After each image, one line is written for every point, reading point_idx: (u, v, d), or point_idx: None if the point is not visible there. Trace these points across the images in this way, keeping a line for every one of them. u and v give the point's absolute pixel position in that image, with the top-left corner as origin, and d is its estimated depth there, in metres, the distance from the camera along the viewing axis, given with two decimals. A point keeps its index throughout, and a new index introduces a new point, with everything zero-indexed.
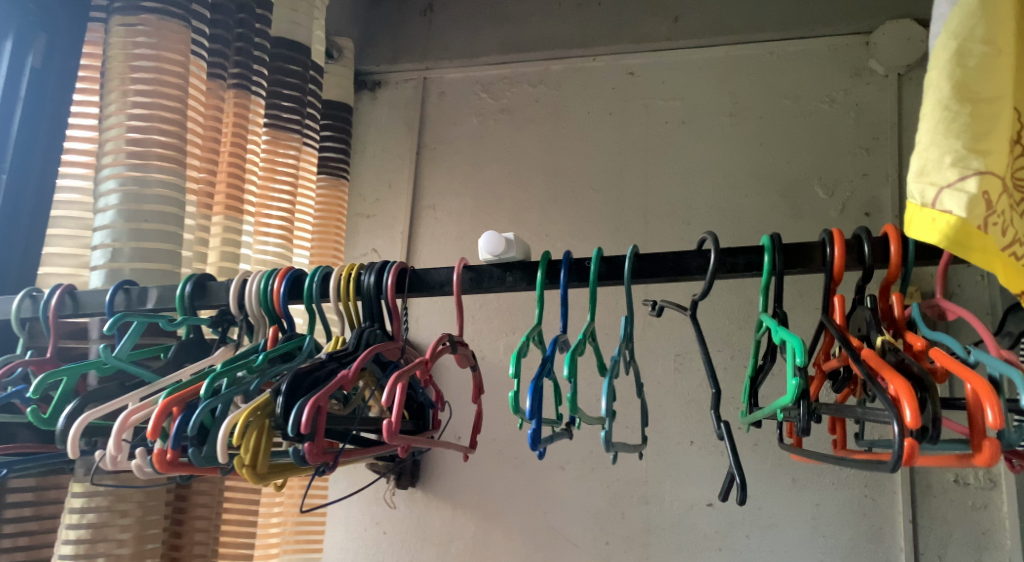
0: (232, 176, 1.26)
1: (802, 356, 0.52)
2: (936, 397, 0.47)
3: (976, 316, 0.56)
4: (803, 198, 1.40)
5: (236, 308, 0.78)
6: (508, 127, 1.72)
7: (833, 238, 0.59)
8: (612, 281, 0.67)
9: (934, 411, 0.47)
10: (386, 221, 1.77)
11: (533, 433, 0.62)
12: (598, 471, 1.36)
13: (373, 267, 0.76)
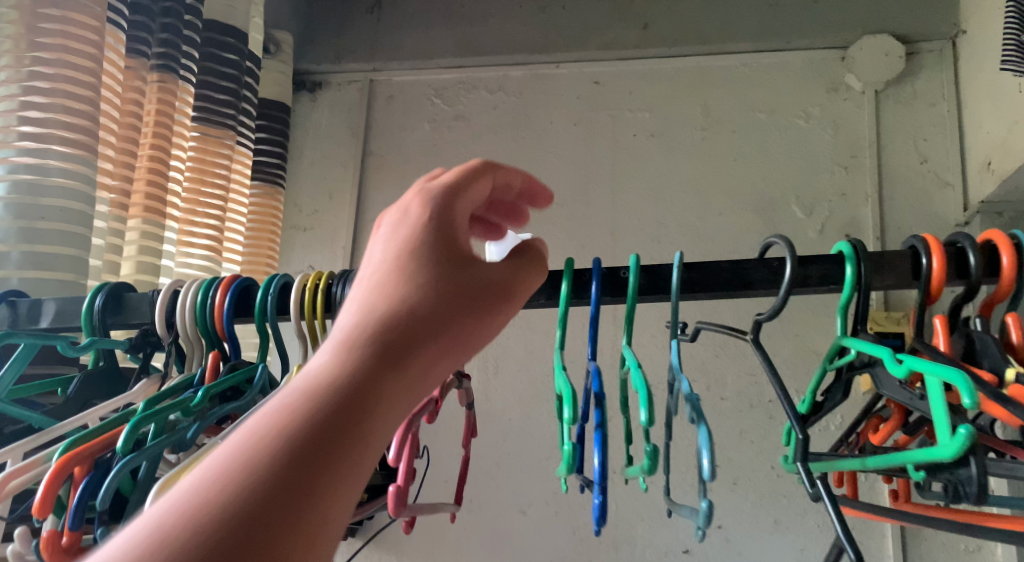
0: (155, 172, 1.06)
1: (972, 397, 0.38)
2: None
3: None
4: (780, 217, 1.33)
5: (163, 328, 0.61)
6: (463, 135, 1.58)
7: (929, 246, 0.49)
8: (653, 297, 0.55)
9: None
10: (325, 235, 1.59)
11: (598, 505, 0.44)
12: (562, 514, 1.22)
13: (346, 276, 0.60)
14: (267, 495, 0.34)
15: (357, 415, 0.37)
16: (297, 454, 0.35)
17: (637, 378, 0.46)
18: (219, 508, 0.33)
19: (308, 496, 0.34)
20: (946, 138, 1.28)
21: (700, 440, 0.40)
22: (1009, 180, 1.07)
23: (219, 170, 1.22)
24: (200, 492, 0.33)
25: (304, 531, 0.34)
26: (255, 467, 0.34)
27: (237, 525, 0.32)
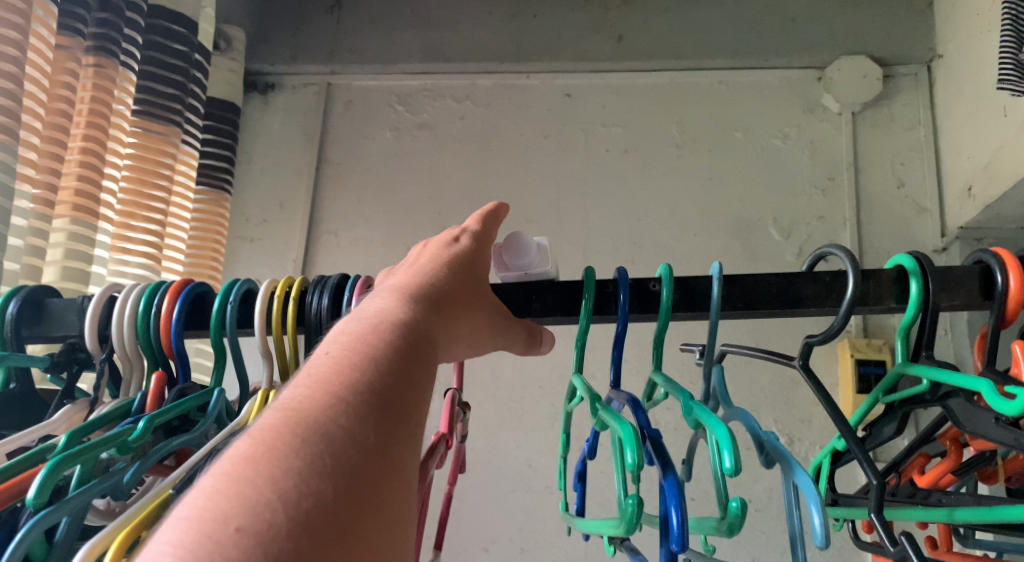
0: (89, 166, 0.93)
1: None
2: None
3: None
4: (757, 239, 1.29)
5: (93, 341, 0.50)
6: (427, 145, 1.50)
7: (1005, 262, 0.43)
8: (689, 313, 0.48)
9: None
10: (275, 247, 1.46)
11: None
12: (528, 552, 1.13)
13: (321, 283, 0.50)
14: (394, 378, 0.38)
15: (434, 336, 0.43)
16: (406, 350, 0.40)
17: (699, 409, 0.37)
18: (363, 387, 0.36)
19: (419, 387, 0.39)
20: (922, 164, 1.27)
21: (803, 489, 0.34)
22: (991, 206, 1.07)
23: (163, 171, 1.10)
24: (339, 375, 0.36)
25: (422, 413, 0.39)
26: (377, 357, 0.38)
27: (384, 400, 0.36)
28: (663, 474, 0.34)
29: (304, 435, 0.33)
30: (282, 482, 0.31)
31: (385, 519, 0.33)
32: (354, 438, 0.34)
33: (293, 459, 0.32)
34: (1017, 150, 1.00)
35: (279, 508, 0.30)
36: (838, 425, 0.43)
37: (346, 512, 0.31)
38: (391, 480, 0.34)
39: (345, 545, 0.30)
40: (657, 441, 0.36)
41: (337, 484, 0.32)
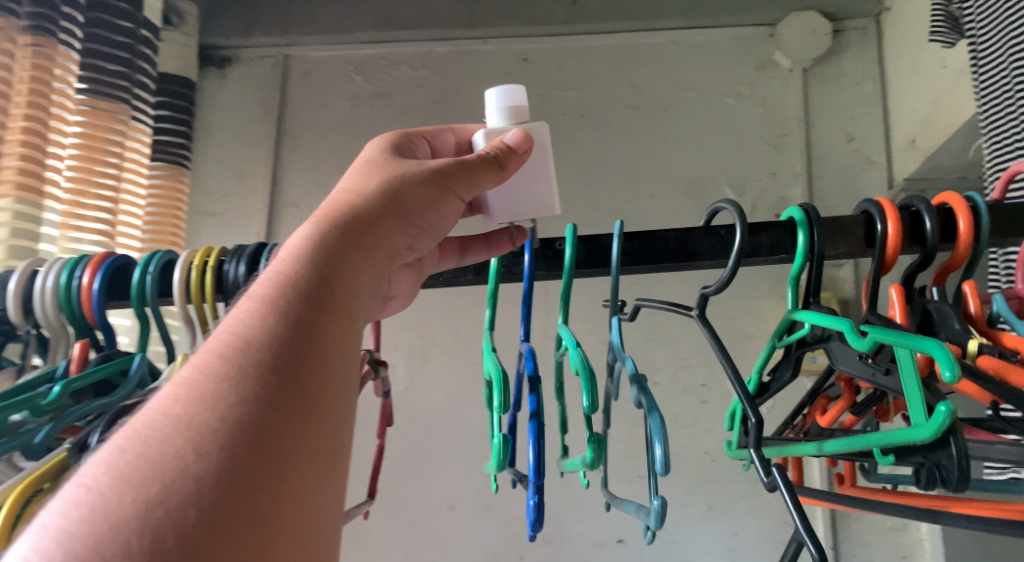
0: (30, 147, 0.92)
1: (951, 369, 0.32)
2: None
3: None
4: (710, 198, 1.31)
5: (17, 314, 0.52)
6: (384, 114, 1.49)
7: (884, 210, 0.45)
8: (594, 269, 0.50)
9: None
10: (237, 221, 1.46)
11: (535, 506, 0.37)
12: (492, 508, 1.17)
13: (240, 251, 0.52)
14: (257, 359, 0.36)
15: (322, 310, 0.39)
16: (277, 318, 0.38)
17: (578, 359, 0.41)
18: (212, 379, 0.35)
19: (300, 361, 0.37)
20: (870, 117, 1.29)
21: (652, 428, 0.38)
22: (931, 156, 1.09)
23: (113, 150, 1.08)
24: (188, 370, 0.35)
25: (302, 402, 0.36)
26: (237, 338, 0.36)
27: (235, 385, 0.35)
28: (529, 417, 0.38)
29: (147, 467, 0.32)
30: (97, 499, 0.31)
31: (239, 514, 0.32)
32: (190, 438, 0.33)
33: (110, 475, 0.31)
34: (953, 102, 1.01)
35: (90, 527, 0.30)
36: (727, 368, 0.46)
37: (194, 543, 0.30)
38: (246, 471, 0.33)
39: (189, 544, 0.30)
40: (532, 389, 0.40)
41: (157, 494, 0.31)
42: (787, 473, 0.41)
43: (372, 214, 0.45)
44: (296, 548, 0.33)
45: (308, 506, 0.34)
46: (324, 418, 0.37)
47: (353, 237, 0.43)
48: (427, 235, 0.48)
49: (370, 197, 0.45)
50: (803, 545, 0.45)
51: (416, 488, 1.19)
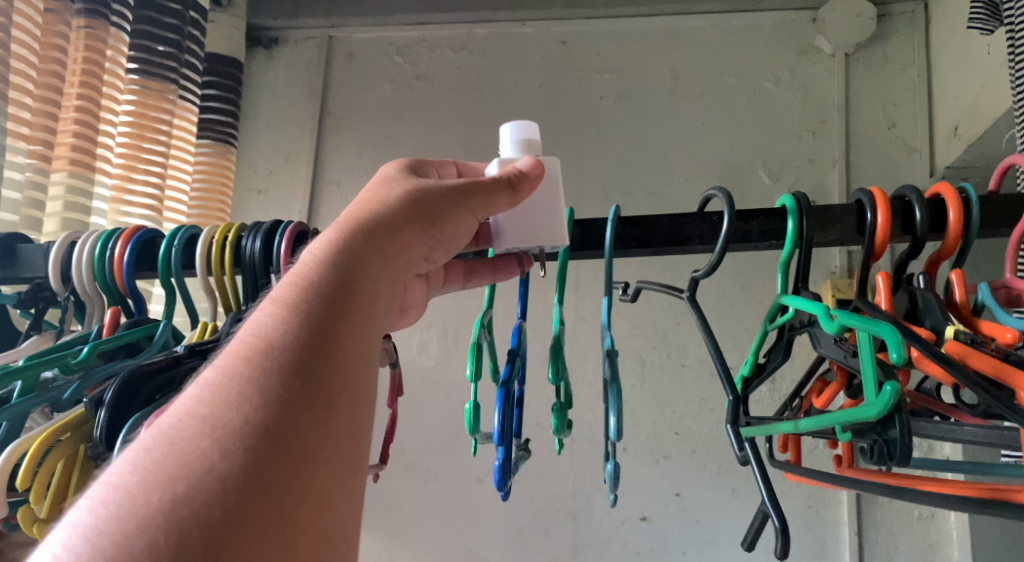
0: (83, 124, 0.99)
1: (899, 351, 0.36)
2: None
3: None
4: (747, 183, 1.23)
5: (57, 282, 0.60)
6: (426, 95, 1.39)
7: (875, 199, 0.47)
8: (588, 252, 0.56)
9: None
10: (282, 198, 1.39)
11: (499, 463, 0.46)
12: (522, 480, 1.10)
13: (257, 229, 0.60)
14: (281, 359, 0.36)
15: (344, 315, 0.40)
16: (302, 320, 0.38)
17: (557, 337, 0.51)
18: (236, 379, 0.35)
19: (322, 362, 0.37)
20: (915, 104, 1.23)
21: (609, 399, 0.49)
22: (975, 145, 1.05)
23: (162, 127, 1.13)
24: (212, 373, 0.35)
25: (324, 406, 0.36)
26: (262, 340, 0.37)
27: (260, 385, 0.35)
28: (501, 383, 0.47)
29: (173, 469, 0.31)
30: (122, 498, 0.31)
31: (263, 513, 0.32)
32: (215, 438, 0.33)
33: (137, 474, 0.31)
34: (994, 90, 0.98)
35: (116, 527, 0.30)
36: (710, 347, 0.48)
37: (221, 547, 0.30)
38: (270, 469, 0.33)
39: (217, 547, 0.30)
40: (512, 360, 0.49)
41: (183, 493, 0.31)
42: (758, 447, 0.44)
43: (396, 223, 0.47)
44: (319, 548, 0.33)
45: (330, 506, 0.34)
46: (344, 420, 0.37)
47: (377, 246, 0.45)
48: (445, 244, 0.50)
49: (393, 204, 0.48)
50: (765, 521, 0.50)
51: (438, 465, 1.12)
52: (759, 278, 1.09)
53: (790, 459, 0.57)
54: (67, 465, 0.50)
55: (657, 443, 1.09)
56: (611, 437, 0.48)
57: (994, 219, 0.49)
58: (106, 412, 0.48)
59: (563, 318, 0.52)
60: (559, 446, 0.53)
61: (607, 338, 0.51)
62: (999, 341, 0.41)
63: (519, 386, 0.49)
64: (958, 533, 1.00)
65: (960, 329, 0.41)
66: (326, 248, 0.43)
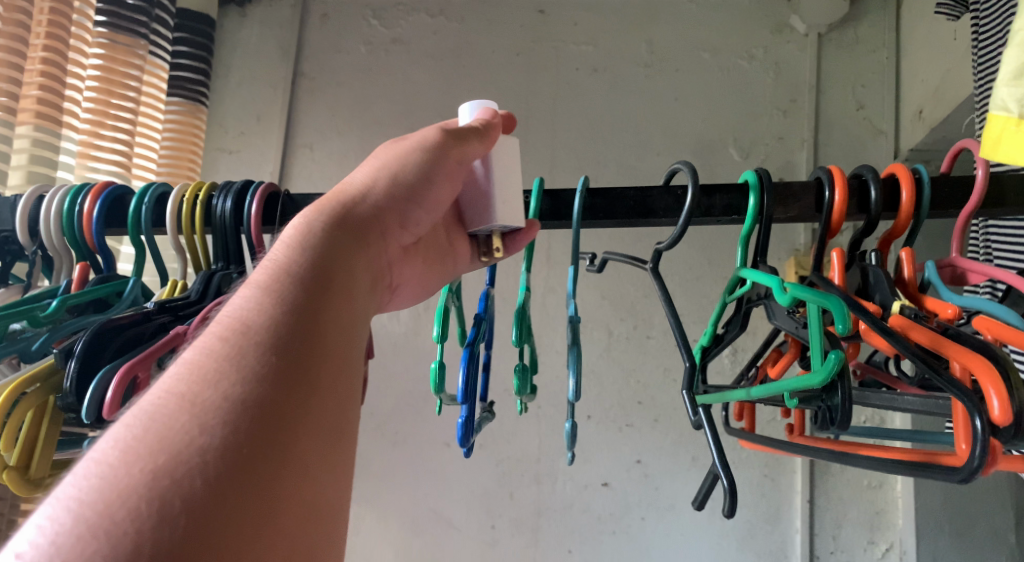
0: (49, 77, 0.96)
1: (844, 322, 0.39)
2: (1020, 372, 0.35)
3: (1006, 271, 0.45)
4: (718, 160, 1.25)
5: (25, 236, 0.60)
6: (402, 60, 1.36)
7: (834, 179, 0.49)
8: (554, 221, 0.57)
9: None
10: (252, 160, 1.34)
11: (462, 421, 0.48)
12: (487, 446, 1.12)
13: (228, 189, 0.60)
14: (259, 338, 0.37)
15: (322, 296, 0.41)
16: (279, 302, 0.39)
17: (523, 300, 0.52)
18: (214, 358, 0.36)
19: (301, 340, 0.38)
20: (882, 86, 1.25)
21: (570, 363, 0.51)
22: (938, 128, 1.08)
23: (130, 84, 1.11)
24: (192, 352, 0.36)
25: (303, 380, 0.37)
26: (239, 321, 0.38)
27: (237, 363, 0.36)
28: (466, 345, 0.48)
29: (153, 442, 0.32)
30: (103, 472, 0.31)
31: (243, 481, 0.32)
32: (194, 413, 0.33)
33: (118, 449, 0.32)
34: (958, 75, 1.00)
35: (98, 498, 0.30)
36: (670, 318, 0.50)
37: (201, 515, 0.31)
38: (249, 442, 0.33)
39: (196, 515, 0.31)
40: (479, 323, 0.50)
41: (163, 465, 0.31)
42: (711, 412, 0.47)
43: (370, 205, 0.48)
44: (300, 517, 0.33)
45: (310, 476, 0.35)
46: (325, 394, 0.37)
47: (350, 226, 0.46)
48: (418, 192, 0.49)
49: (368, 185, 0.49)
50: (716, 482, 0.52)
51: (407, 429, 1.14)
52: (726, 254, 1.11)
53: (743, 426, 0.60)
54: (38, 412, 0.51)
55: (621, 412, 1.11)
56: (568, 398, 0.50)
57: (945, 200, 0.51)
58: (77, 362, 0.48)
59: (529, 281, 0.53)
60: (521, 408, 0.56)
61: (570, 306, 0.53)
62: (940, 316, 0.43)
63: (485, 348, 0.50)
64: (903, 502, 1.05)
65: (905, 305, 0.43)
66: (302, 233, 0.44)
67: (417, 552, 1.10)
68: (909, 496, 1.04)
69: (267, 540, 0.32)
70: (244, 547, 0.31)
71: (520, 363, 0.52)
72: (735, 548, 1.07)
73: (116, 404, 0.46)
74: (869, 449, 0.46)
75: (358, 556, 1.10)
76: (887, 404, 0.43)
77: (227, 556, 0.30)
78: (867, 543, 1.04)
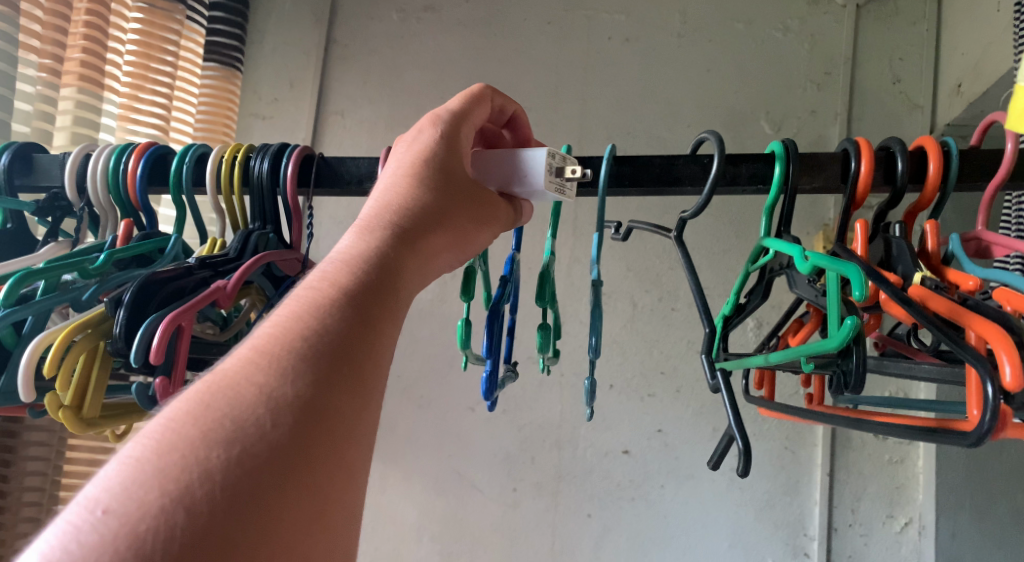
0: (91, 40, 0.98)
1: (861, 290, 0.40)
2: None
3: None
4: (749, 132, 1.23)
5: (73, 193, 0.63)
6: (433, 28, 1.35)
7: (861, 150, 0.49)
8: (580, 188, 0.58)
9: None
10: (285, 125, 1.36)
11: (486, 375, 0.50)
12: (510, 411, 1.15)
13: (265, 151, 0.62)
14: (331, 342, 0.39)
15: (383, 307, 0.42)
16: (351, 306, 0.41)
17: (547, 262, 0.53)
18: (290, 354, 0.38)
19: (365, 349, 0.40)
20: (922, 59, 1.21)
21: (590, 325, 0.53)
22: (975, 103, 1.05)
23: (168, 50, 1.13)
24: (269, 342, 0.38)
25: (361, 394, 0.39)
26: (315, 320, 0.39)
27: (310, 364, 0.38)
28: (492, 306, 0.50)
29: (231, 429, 0.34)
30: (183, 448, 0.33)
31: (302, 480, 0.34)
32: (269, 407, 0.35)
33: (198, 427, 0.34)
34: (999, 49, 0.97)
35: (177, 474, 0.32)
36: (690, 287, 0.51)
37: (266, 505, 0.33)
38: (313, 443, 0.35)
39: (263, 504, 0.33)
40: (506, 284, 0.52)
41: (238, 453, 0.34)
42: (728, 376, 0.48)
43: (432, 212, 0.48)
44: (342, 518, 0.36)
45: (353, 480, 0.37)
46: (375, 403, 0.40)
47: (415, 234, 0.47)
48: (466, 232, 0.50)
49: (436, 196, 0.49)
50: (731, 444, 0.54)
51: (432, 392, 1.17)
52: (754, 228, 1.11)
53: (763, 394, 0.61)
54: (89, 356, 0.54)
55: (643, 381, 1.13)
56: (588, 356, 0.53)
57: (972, 173, 0.51)
58: (125, 311, 0.51)
59: (555, 246, 0.54)
60: (543, 367, 0.58)
61: (593, 271, 0.54)
62: (961, 288, 0.44)
63: (508, 309, 0.52)
64: (924, 477, 1.05)
65: (927, 276, 0.43)
66: (369, 237, 0.45)
67: (439, 510, 1.14)
68: (930, 471, 1.04)
69: (314, 535, 0.34)
70: (298, 539, 0.34)
71: (543, 324, 0.54)
72: (754, 518, 1.08)
73: (162, 351, 0.49)
74: (886, 418, 0.46)
75: (384, 512, 1.15)
76: (904, 374, 0.44)
77: (280, 547, 0.33)
78: (885, 517, 1.05)
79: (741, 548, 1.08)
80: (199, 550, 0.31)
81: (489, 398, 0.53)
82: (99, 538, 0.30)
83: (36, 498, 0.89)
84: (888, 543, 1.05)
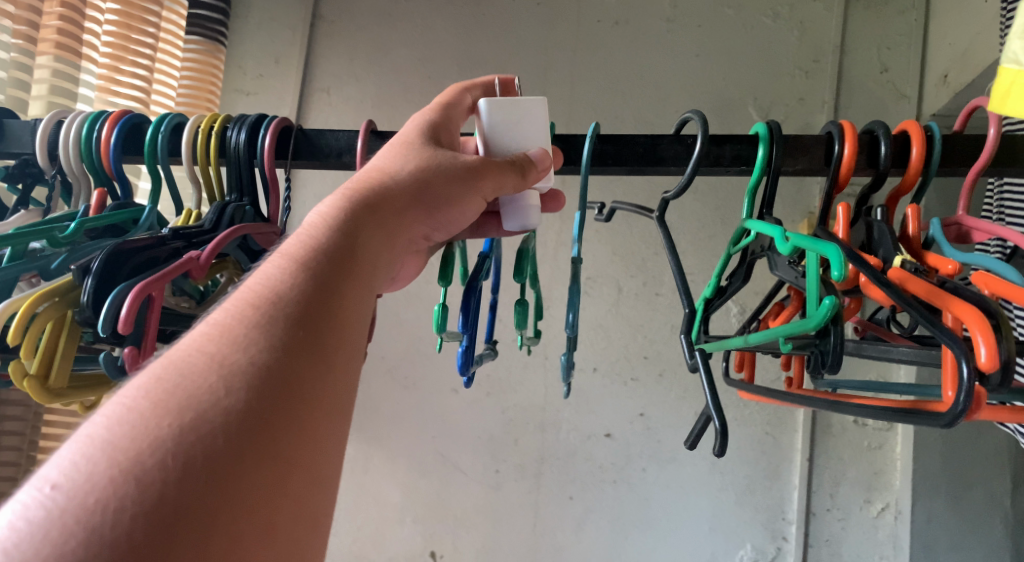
0: (70, 8, 0.95)
1: (839, 270, 0.40)
2: (1012, 329, 0.36)
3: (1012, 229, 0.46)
4: (737, 118, 1.23)
5: (44, 159, 0.62)
6: (421, 5, 1.33)
7: (844, 133, 0.49)
8: (564, 166, 0.58)
9: (1011, 349, 0.37)
10: (271, 102, 1.33)
11: (463, 349, 0.50)
12: (494, 394, 1.15)
13: (242, 122, 0.61)
14: (287, 311, 0.38)
15: (342, 276, 0.42)
16: (307, 275, 0.41)
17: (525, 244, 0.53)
18: (244, 324, 0.37)
19: (323, 316, 0.39)
20: (910, 49, 1.21)
21: (569, 302, 0.53)
22: (962, 93, 1.05)
23: (149, 23, 1.10)
24: (222, 315, 0.38)
25: (320, 358, 0.38)
26: (269, 290, 0.39)
27: (265, 332, 0.37)
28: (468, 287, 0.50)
29: (182, 400, 0.34)
30: (134, 420, 0.33)
31: (259, 445, 0.34)
32: (222, 374, 0.35)
33: (149, 399, 0.33)
34: (986, 39, 0.98)
35: (128, 445, 0.32)
36: (671, 269, 0.51)
37: (221, 472, 0.32)
38: (271, 408, 0.35)
39: (219, 471, 0.32)
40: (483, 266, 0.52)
41: (190, 421, 0.33)
42: (706, 356, 0.48)
43: (397, 191, 0.48)
44: (306, 485, 0.35)
45: (317, 444, 0.36)
46: (338, 370, 0.39)
47: (376, 207, 0.47)
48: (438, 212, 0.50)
49: (401, 176, 0.49)
50: (709, 425, 0.54)
51: (416, 374, 1.17)
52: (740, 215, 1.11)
53: (742, 377, 0.61)
54: (56, 325, 0.53)
55: (627, 365, 1.13)
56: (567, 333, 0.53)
57: (954, 158, 0.51)
58: (94, 279, 0.50)
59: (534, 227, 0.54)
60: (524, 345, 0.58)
61: (574, 248, 0.54)
62: (941, 272, 0.44)
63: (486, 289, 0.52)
64: (902, 464, 1.06)
65: (907, 259, 0.43)
66: (329, 211, 0.45)
67: (422, 490, 1.14)
68: (908, 457, 1.05)
69: (274, 501, 0.34)
70: (257, 505, 0.33)
71: (522, 301, 0.54)
72: (734, 501, 1.09)
73: (132, 319, 0.48)
74: (861, 401, 0.47)
75: (367, 492, 1.15)
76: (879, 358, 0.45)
77: (237, 513, 0.32)
78: (862, 502, 1.07)
79: (721, 532, 1.09)
80: (152, 519, 0.30)
81: (465, 375, 0.53)
82: (51, 514, 0.30)
83: (11, 473, 0.88)
84: (865, 528, 1.07)
